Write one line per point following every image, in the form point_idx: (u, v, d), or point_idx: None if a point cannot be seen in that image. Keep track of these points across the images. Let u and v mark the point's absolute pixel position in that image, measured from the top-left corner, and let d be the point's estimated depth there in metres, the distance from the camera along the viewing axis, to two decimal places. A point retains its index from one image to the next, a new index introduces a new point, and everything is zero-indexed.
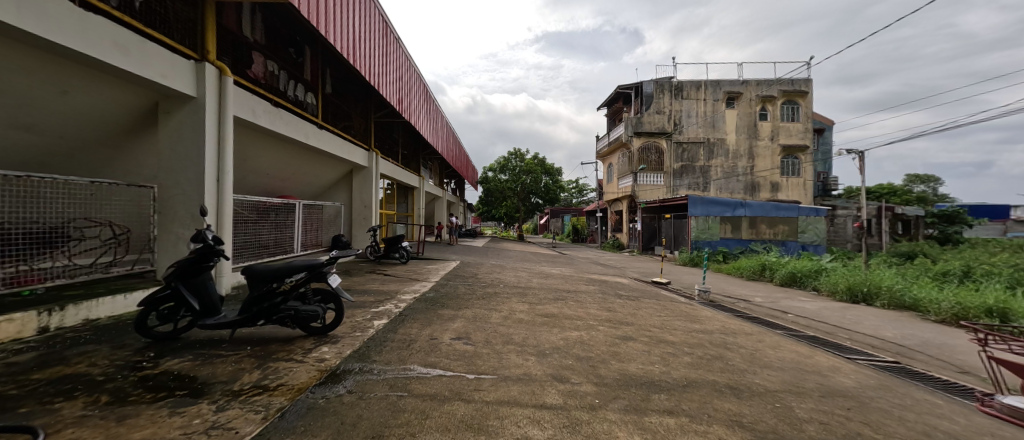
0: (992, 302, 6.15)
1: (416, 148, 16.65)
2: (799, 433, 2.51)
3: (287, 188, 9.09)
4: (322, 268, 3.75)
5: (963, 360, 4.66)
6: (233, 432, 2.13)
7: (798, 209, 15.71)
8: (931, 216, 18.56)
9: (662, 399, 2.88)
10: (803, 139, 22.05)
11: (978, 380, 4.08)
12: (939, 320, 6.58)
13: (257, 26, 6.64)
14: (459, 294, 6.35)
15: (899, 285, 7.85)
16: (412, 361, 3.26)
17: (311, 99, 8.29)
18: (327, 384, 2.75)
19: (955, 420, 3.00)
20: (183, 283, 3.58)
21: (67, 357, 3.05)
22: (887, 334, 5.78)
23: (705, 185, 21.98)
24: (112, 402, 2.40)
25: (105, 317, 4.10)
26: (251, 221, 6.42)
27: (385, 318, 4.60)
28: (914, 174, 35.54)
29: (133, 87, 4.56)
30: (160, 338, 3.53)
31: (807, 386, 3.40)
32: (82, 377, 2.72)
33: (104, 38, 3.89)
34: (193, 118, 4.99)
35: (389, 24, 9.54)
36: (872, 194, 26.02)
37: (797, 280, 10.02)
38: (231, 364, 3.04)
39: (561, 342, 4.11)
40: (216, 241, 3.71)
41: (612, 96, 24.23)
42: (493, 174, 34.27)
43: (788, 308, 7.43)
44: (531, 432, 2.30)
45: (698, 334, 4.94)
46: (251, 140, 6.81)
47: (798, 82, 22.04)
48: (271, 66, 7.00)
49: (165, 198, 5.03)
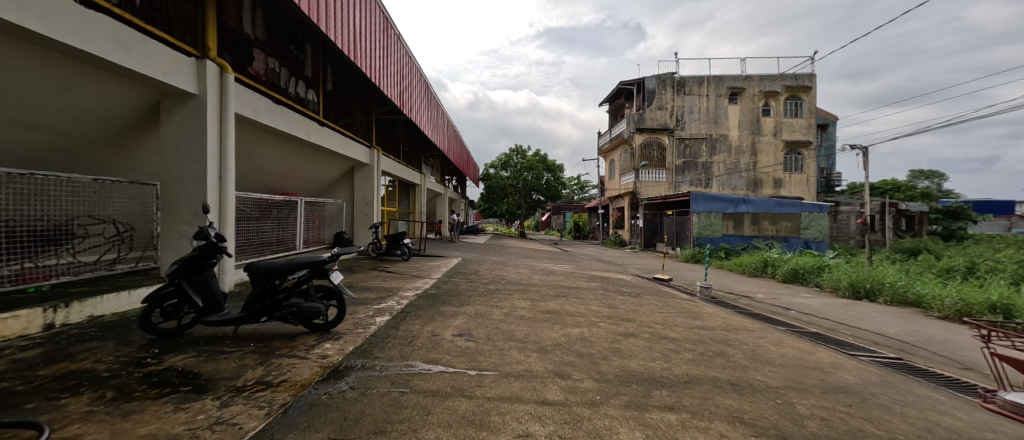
0: (996, 298, 6.14)
1: (417, 145, 16.61)
2: (801, 430, 2.51)
3: (288, 186, 9.11)
4: (324, 265, 3.76)
5: (966, 357, 4.67)
6: (237, 427, 2.14)
7: (801, 205, 15.63)
8: (935, 212, 18.48)
9: (664, 395, 2.88)
10: (807, 135, 21.94)
11: (981, 377, 4.08)
12: (943, 316, 6.55)
13: (257, 22, 6.63)
14: (460, 291, 6.37)
15: (903, 282, 7.84)
16: (414, 358, 3.27)
17: (312, 96, 8.29)
18: (329, 381, 2.77)
19: (957, 416, 3.00)
20: (187, 280, 3.60)
21: (73, 353, 3.08)
22: (891, 330, 5.76)
23: (708, 181, 21.94)
24: (117, 397, 2.42)
25: (111, 314, 4.13)
26: (254, 218, 6.44)
27: (387, 314, 4.61)
28: (918, 170, 35.53)
29: (133, 83, 4.55)
30: (165, 335, 3.55)
31: (808, 382, 3.40)
32: (87, 373, 2.74)
33: (104, 35, 3.88)
34: (194, 116, 4.99)
35: (389, 20, 9.48)
36: (877, 190, 25.95)
37: (799, 276, 10.00)
38: (235, 360, 3.06)
39: (562, 339, 4.12)
40: (218, 239, 3.73)
41: (613, 92, 24.11)
42: (494, 171, 34.16)
43: (790, 305, 7.42)
44: (533, 429, 2.30)
45: (700, 330, 4.93)
46: (252, 137, 6.81)
47: (802, 77, 21.84)
48: (272, 63, 7.01)
49: (168, 196, 5.05)
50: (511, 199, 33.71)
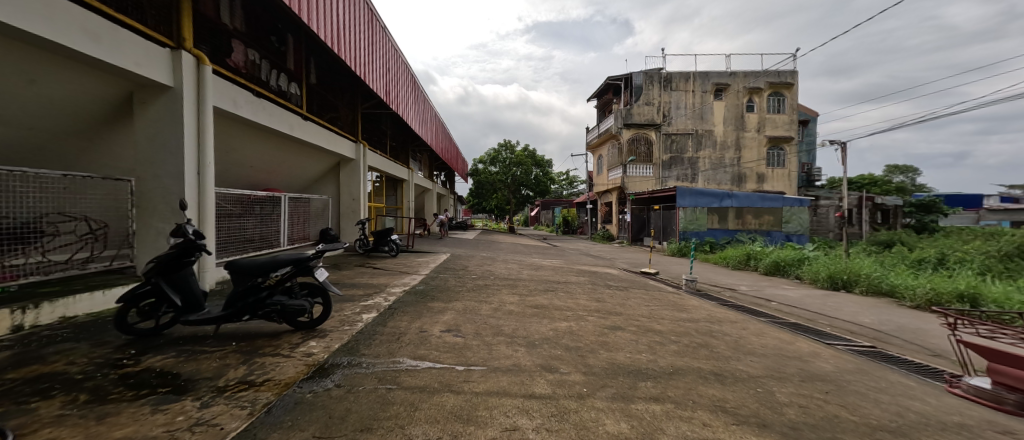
0: (964, 288, 6.41)
1: (405, 140, 16.51)
2: (780, 417, 2.57)
3: (272, 182, 8.94)
4: (309, 262, 3.72)
5: (935, 344, 4.85)
6: (219, 428, 2.11)
7: (782, 199, 15.91)
8: (909, 206, 19.10)
9: (649, 386, 2.93)
10: (789, 131, 22.34)
11: (949, 363, 4.26)
12: (914, 306, 6.77)
13: (236, 13, 6.48)
14: (449, 287, 6.36)
15: (877, 273, 8.09)
16: (401, 354, 3.26)
17: (295, 89, 8.10)
18: (314, 379, 2.73)
19: (926, 401, 3.12)
20: (164, 279, 3.49)
21: (44, 356, 2.97)
22: (865, 320, 5.95)
23: (693, 176, 22.26)
24: (91, 400, 2.36)
25: (84, 314, 4.02)
26: (235, 215, 6.33)
27: (374, 311, 4.58)
28: (892, 165, 36.74)
29: (104, 75, 4.38)
30: (143, 335, 3.46)
31: (789, 371, 3.48)
32: (59, 375, 2.66)
33: (71, 24, 3.72)
34: (170, 109, 4.84)
35: (375, 13, 9.33)
36: (854, 185, 26.72)
37: (780, 269, 10.24)
38: (216, 360, 3.00)
39: (550, 333, 4.14)
40: (197, 236, 3.61)
41: (601, 87, 24.28)
42: (484, 166, 34.09)
43: (772, 297, 7.60)
44: (519, 422, 2.32)
45: (685, 322, 5.02)
46: (233, 131, 6.66)
47: (785, 74, 22.23)
48: (252, 55, 6.84)
49: (144, 192, 4.92)
50: (500, 195, 33.63)
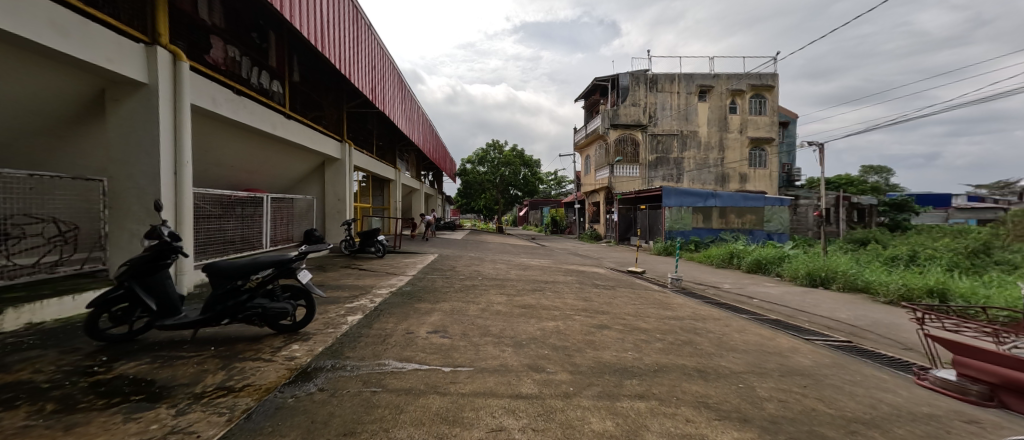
0: (934, 283, 6.63)
1: (391, 140, 16.35)
2: (760, 411, 2.62)
3: (254, 182, 8.77)
4: (291, 264, 3.65)
5: (908, 338, 5.01)
6: (196, 435, 2.06)
7: (764, 199, 16.26)
8: (883, 205, 19.70)
9: (634, 384, 2.96)
10: (770, 132, 22.84)
11: (920, 356, 4.40)
12: (887, 301, 6.95)
13: (216, 8, 6.36)
14: (437, 287, 6.32)
15: (854, 270, 8.32)
16: (387, 356, 3.22)
17: (277, 87, 7.94)
18: (297, 383, 2.69)
19: (898, 393, 3.22)
20: (138, 283, 3.38)
21: (9, 364, 2.86)
22: (842, 315, 6.12)
23: (679, 176, 22.57)
24: (59, 409, 2.27)
25: (52, 320, 3.87)
26: (215, 216, 6.19)
27: (360, 313, 4.52)
28: (868, 166, 37.89)
29: (73, 70, 4.22)
30: (116, 340, 3.36)
31: (769, 367, 3.55)
32: (25, 384, 2.56)
33: (36, 18, 3.57)
34: (145, 107, 4.70)
35: (360, 10, 9.21)
36: (832, 185, 27.45)
37: (762, 266, 10.45)
38: (193, 365, 2.92)
39: (537, 333, 4.15)
40: (173, 238, 3.51)
41: (588, 89, 24.46)
42: (472, 166, 33.96)
43: (755, 294, 7.76)
44: (505, 423, 2.32)
45: (670, 320, 5.08)
46: (212, 130, 6.49)
47: (766, 77, 22.73)
48: (232, 52, 6.71)
49: (117, 192, 4.76)
50: (488, 195, 33.50)
